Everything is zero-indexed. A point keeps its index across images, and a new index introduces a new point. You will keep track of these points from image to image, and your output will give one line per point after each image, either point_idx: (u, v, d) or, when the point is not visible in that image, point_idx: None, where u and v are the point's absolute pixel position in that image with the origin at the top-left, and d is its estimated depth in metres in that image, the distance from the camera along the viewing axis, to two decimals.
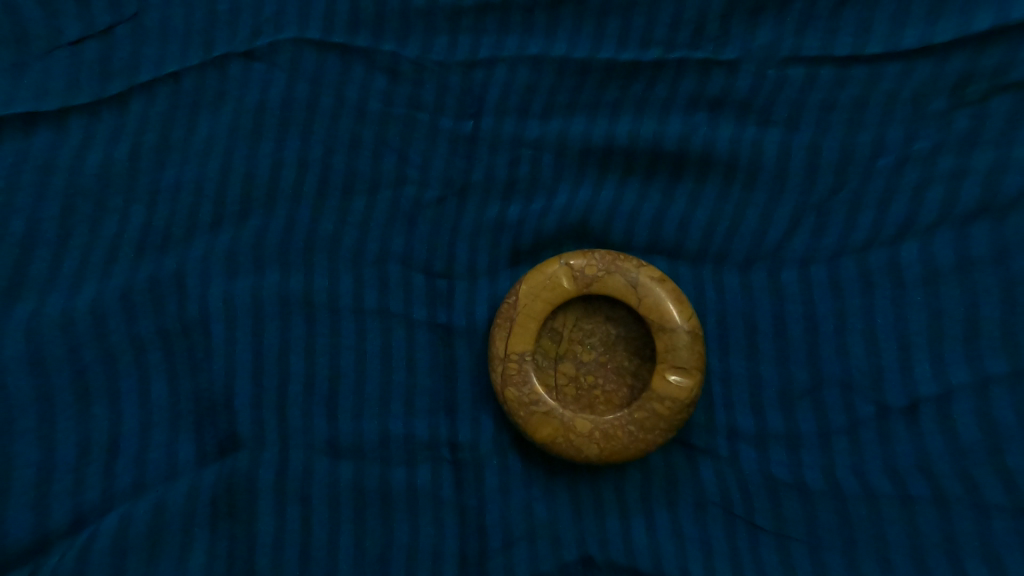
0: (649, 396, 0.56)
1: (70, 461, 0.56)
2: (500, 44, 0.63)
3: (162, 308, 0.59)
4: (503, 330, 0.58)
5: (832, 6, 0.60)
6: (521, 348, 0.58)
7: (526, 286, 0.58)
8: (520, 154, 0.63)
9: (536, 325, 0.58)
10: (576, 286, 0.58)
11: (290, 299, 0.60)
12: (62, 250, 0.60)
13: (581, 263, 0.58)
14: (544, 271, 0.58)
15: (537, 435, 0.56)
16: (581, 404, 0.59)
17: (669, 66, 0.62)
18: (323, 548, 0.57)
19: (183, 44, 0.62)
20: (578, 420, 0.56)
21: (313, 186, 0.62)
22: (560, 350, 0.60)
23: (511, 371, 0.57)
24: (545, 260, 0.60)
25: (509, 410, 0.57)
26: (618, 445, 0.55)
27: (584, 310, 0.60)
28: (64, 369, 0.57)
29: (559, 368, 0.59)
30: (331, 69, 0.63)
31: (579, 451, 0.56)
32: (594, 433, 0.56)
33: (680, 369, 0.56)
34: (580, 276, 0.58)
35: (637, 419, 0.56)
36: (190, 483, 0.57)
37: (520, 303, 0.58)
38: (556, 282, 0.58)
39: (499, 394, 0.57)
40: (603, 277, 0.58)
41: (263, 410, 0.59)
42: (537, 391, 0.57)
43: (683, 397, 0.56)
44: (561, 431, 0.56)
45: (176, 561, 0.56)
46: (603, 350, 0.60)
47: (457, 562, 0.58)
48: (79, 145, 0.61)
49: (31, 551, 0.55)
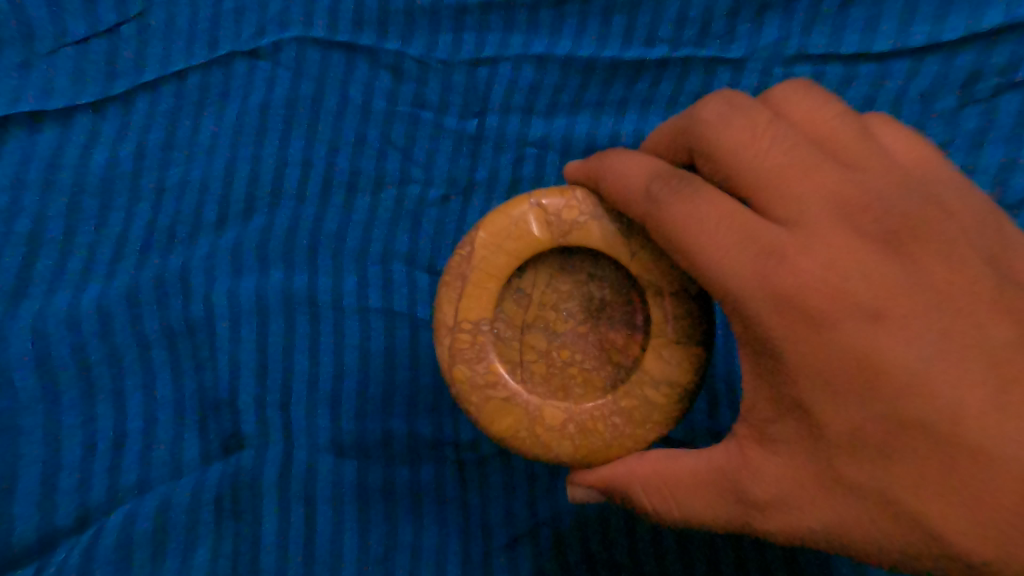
0: (640, 381, 0.43)
1: (75, 459, 0.57)
2: (505, 43, 0.62)
3: (167, 307, 0.59)
4: (453, 295, 0.44)
5: (842, 2, 0.59)
6: (477, 315, 0.43)
7: (483, 236, 0.43)
8: (525, 153, 0.63)
9: (497, 287, 0.43)
10: (550, 236, 0.43)
11: (293, 297, 0.60)
12: (68, 249, 0.60)
13: (558, 203, 0.43)
14: (508, 212, 0.43)
15: (494, 428, 0.43)
16: (553, 386, 0.44)
17: (674, 64, 0.62)
18: (326, 548, 0.57)
19: (189, 42, 0.62)
20: (547, 409, 0.43)
21: (316, 185, 0.62)
22: (528, 318, 0.46)
23: (464, 347, 0.43)
24: (511, 198, 0.44)
25: (459, 395, 0.43)
26: (597, 444, 0.42)
27: (560, 267, 0.46)
28: (71, 368, 0.58)
29: (526, 340, 0.45)
30: (335, 68, 0.62)
31: (548, 449, 0.43)
32: (566, 428, 0.42)
33: (681, 345, 0.43)
34: (555, 223, 0.43)
35: (623, 410, 0.43)
36: (195, 483, 0.57)
37: (477, 256, 0.43)
38: (523, 227, 0.43)
39: (446, 371, 0.44)
40: (584, 223, 0.43)
41: (267, 409, 0.59)
42: (496, 371, 0.43)
43: (682, 381, 0.42)
44: (525, 424, 0.43)
45: (180, 560, 0.56)
46: (584, 318, 0.46)
47: (460, 562, 0.58)
48: (85, 144, 0.61)
49: (35, 551, 0.55)
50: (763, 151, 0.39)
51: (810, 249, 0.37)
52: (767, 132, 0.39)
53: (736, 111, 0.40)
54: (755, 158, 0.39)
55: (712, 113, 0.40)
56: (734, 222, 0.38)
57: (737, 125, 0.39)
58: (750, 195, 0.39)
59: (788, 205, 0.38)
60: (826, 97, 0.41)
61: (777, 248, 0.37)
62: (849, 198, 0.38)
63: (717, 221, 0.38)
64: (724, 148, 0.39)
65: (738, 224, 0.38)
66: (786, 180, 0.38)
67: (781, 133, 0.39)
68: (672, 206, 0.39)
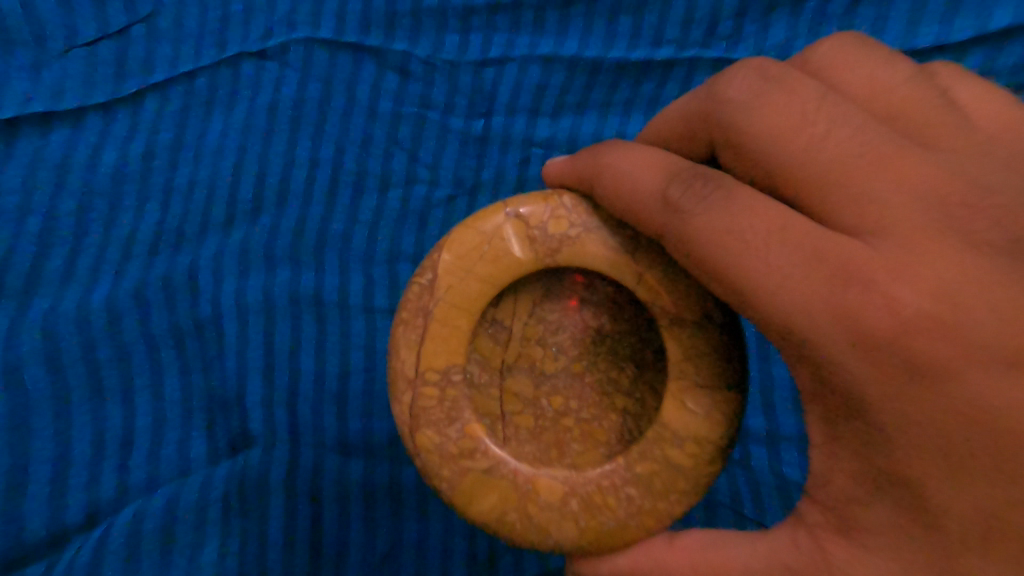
0: (662, 440, 0.36)
1: (86, 453, 0.56)
2: (512, 43, 0.62)
3: (175, 307, 0.59)
4: (413, 335, 0.38)
5: (851, 3, 0.58)
6: (444, 362, 0.38)
7: (449, 258, 0.38)
8: (531, 154, 0.62)
9: (469, 324, 0.38)
10: (534, 256, 0.38)
11: (300, 296, 0.60)
12: (78, 248, 0.59)
13: (542, 212, 0.38)
14: (480, 228, 0.38)
15: (473, 507, 0.37)
16: (545, 442, 0.40)
17: (681, 64, 0.61)
18: (333, 545, 0.57)
19: (198, 43, 0.61)
20: (540, 481, 0.36)
21: (323, 185, 0.62)
22: (509, 358, 0.41)
23: (430, 405, 0.38)
24: (483, 208, 0.39)
25: (427, 467, 0.37)
26: (608, 524, 0.36)
27: (546, 293, 0.41)
28: (80, 368, 0.57)
29: (507, 385, 0.41)
30: (343, 69, 0.62)
31: (544, 531, 0.36)
32: (568, 504, 0.36)
33: (705, 394, 0.36)
34: (540, 236, 0.38)
35: (641, 479, 0.36)
36: (202, 482, 0.56)
37: (443, 288, 0.38)
38: (499, 249, 0.38)
39: (409, 437, 0.38)
40: (577, 240, 0.37)
41: (274, 409, 0.59)
42: (473, 434, 0.37)
43: (709, 436, 0.36)
44: (512, 502, 0.36)
45: (188, 559, 0.54)
46: (577, 354, 0.42)
47: (465, 562, 0.57)
48: (95, 143, 0.61)
49: (47, 545, 0.53)
50: (820, 134, 0.32)
51: (915, 275, 0.29)
52: (819, 110, 0.32)
53: (769, 94, 0.33)
54: (810, 146, 0.32)
55: (743, 89, 0.34)
56: (806, 248, 0.30)
57: (779, 104, 0.33)
58: (806, 195, 0.32)
59: (863, 205, 0.30)
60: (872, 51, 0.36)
61: (869, 279, 0.29)
62: (945, 195, 0.30)
63: (784, 248, 0.30)
64: (767, 134, 0.33)
65: (812, 250, 0.30)
66: (855, 172, 0.31)
67: (838, 107, 0.32)
68: (701, 216, 0.32)
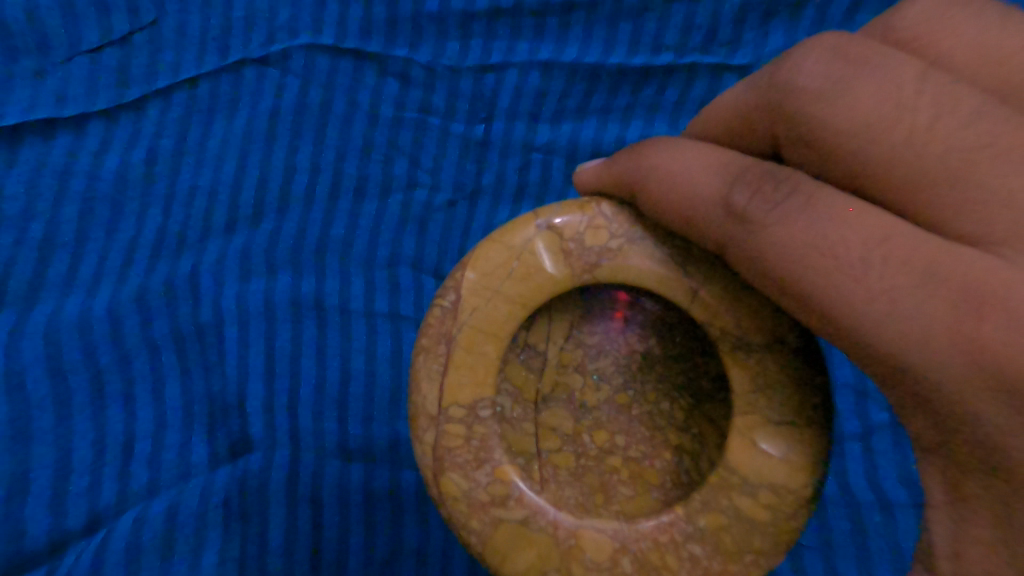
0: (730, 488, 0.35)
1: (86, 461, 0.55)
2: (512, 50, 0.61)
3: (176, 312, 0.58)
4: (433, 367, 0.37)
5: (846, 12, 0.59)
6: (471, 398, 0.37)
7: (473, 277, 0.37)
8: (531, 159, 0.62)
9: (497, 350, 0.37)
10: (569, 272, 0.37)
11: (301, 300, 0.59)
12: (79, 252, 0.59)
13: (578, 222, 0.37)
14: (507, 241, 0.38)
15: (508, 565, 0.36)
16: (589, 486, 0.39)
17: (681, 70, 0.60)
18: (333, 549, 0.56)
19: (200, 49, 0.61)
20: (584, 535, 0.35)
21: (323, 192, 0.61)
22: (545, 388, 0.41)
23: (456, 445, 0.37)
24: (510, 221, 0.38)
25: (454, 517, 0.36)
26: None
27: (582, 316, 0.41)
28: (81, 374, 0.56)
29: (543, 418, 0.40)
30: (343, 75, 0.61)
31: None
32: (618, 564, 0.35)
33: (778, 432, 0.35)
34: (575, 249, 0.37)
35: (706, 536, 0.35)
36: (202, 487, 0.55)
37: (469, 311, 0.37)
38: (528, 268, 0.37)
39: (432, 482, 0.37)
40: (619, 256, 0.37)
41: (275, 415, 0.58)
42: (505, 479, 0.36)
43: (777, 482, 0.35)
44: (554, 561, 0.35)
45: (188, 565, 0.53)
46: (621, 384, 0.41)
47: (467, 564, 0.56)
48: (98, 148, 0.60)
49: (46, 553, 0.52)
50: (916, 123, 0.32)
51: None
52: (916, 93, 0.32)
53: (848, 91, 0.33)
54: (909, 137, 0.32)
55: (816, 76, 0.34)
56: (930, 285, 0.29)
57: (865, 100, 0.33)
58: (906, 201, 0.32)
59: (970, 203, 0.30)
60: (974, 11, 0.36)
61: (1014, 317, 0.28)
62: None
63: (902, 286, 0.29)
64: (853, 125, 0.33)
65: (936, 286, 0.29)
66: (965, 162, 0.31)
67: (940, 84, 0.32)
68: (775, 230, 0.32)
